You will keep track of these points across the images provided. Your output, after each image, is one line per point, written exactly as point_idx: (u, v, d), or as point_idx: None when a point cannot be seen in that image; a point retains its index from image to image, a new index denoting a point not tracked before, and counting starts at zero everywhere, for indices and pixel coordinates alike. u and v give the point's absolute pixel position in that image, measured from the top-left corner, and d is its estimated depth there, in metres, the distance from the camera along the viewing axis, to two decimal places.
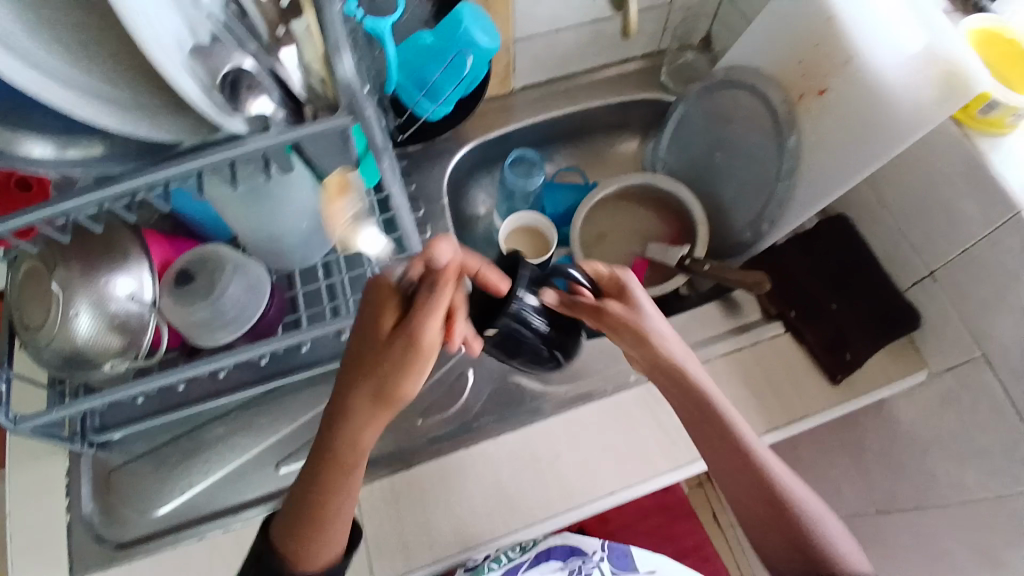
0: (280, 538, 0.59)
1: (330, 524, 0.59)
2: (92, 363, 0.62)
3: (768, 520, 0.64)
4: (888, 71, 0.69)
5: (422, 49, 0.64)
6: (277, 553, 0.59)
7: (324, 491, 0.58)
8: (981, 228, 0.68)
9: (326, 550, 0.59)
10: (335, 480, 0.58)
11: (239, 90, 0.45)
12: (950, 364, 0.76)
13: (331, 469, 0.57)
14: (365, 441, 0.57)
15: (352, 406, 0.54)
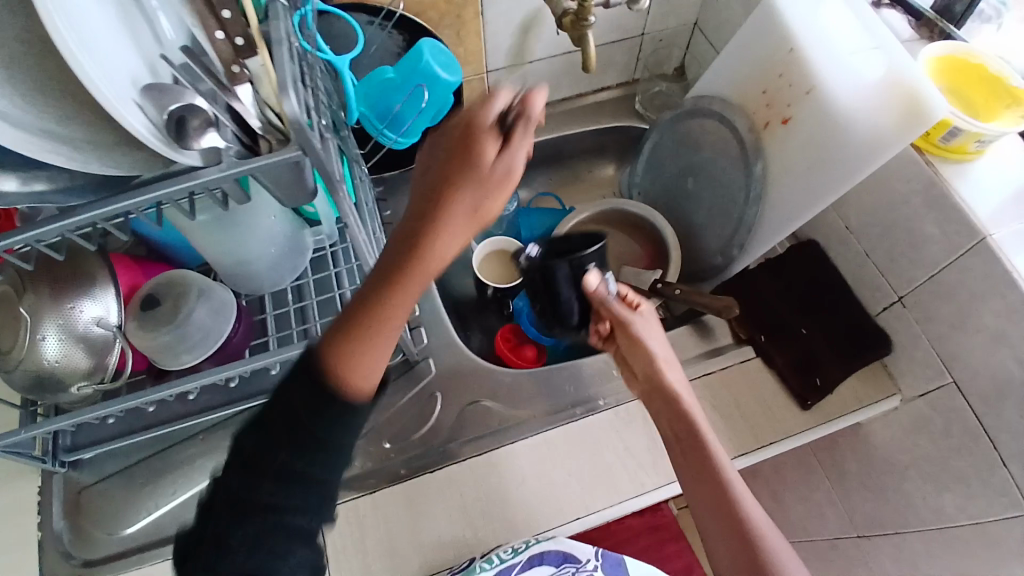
0: (327, 343, 0.48)
1: (376, 351, 0.48)
2: (58, 386, 0.64)
3: (720, 526, 0.60)
4: (846, 99, 0.70)
5: (384, 83, 0.66)
6: (317, 387, 0.46)
7: (391, 293, 0.48)
8: (945, 251, 0.68)
9: (373, 358, 0.48)
10: (401, 294, 0.48)
11: (187, 127, 0.48)
12: (922, 389, 0.76)
13: (410, 268, 0.47)
14: (448, 251, 0.48)
15: (452, 205, 0.47)
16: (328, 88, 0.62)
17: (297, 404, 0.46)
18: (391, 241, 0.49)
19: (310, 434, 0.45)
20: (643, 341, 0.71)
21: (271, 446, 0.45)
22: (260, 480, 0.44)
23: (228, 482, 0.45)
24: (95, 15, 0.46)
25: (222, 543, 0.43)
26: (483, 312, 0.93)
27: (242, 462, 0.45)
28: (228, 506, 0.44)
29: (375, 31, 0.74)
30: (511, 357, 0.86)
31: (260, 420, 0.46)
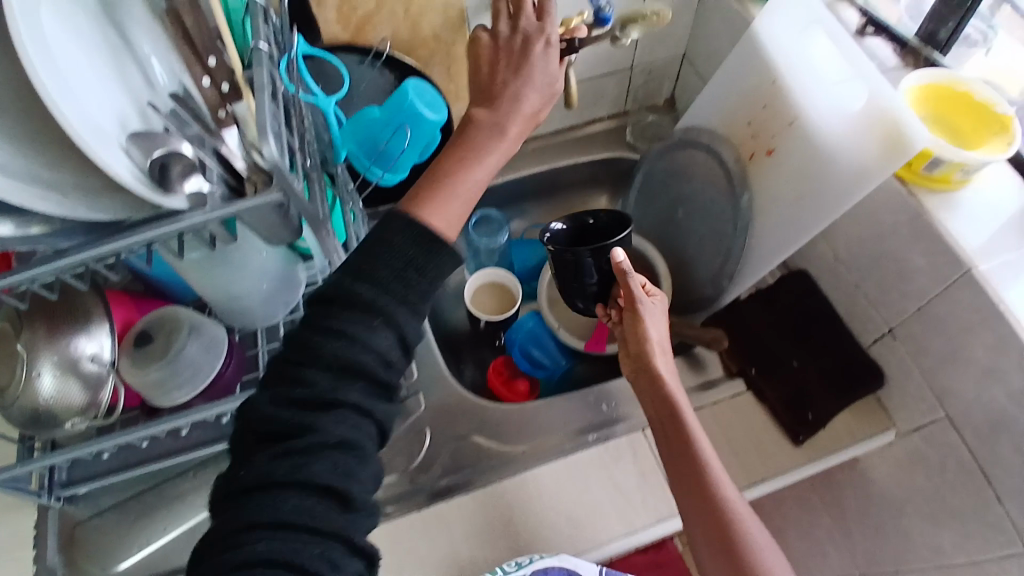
0: (416, 197, 0.53)
1: (455, 204, 0.53)
2: (52, 423, 0.63)
3: (704, 514, 0.63)
4: (831, 131, 0.70)
5: (369, 121, 0.68)
6: (418, 236, 0.50)
7: (473, 158, 0.55)
8: (933, 284, 0.68)
9: (454, 211, 0.53)
10: (481, 163, 0.55)
11: (172, 171, 0.49)
12: (916, 423, 0.74)
13: (489, 140, 0.56)
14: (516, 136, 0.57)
15: (524, 98, 0.57)
16: (313, 129, 0.64)
17: (401, 254, 0.49)
18: (464, 123, 0.57)
19: (412, 285, 0.49)
20: (646, 324, 0.69)
21: (379, 294, 0.48)
22: (361, 322, 0.48)
23: (333, 326, 0.47)
24: (82, 68, 0.47)
25: (328, 400, 0.46)
26: (478, 344, 0.94)
27: (342, 309, 0.48)
28: (336, 361, 0.47)
29: (364, 70, 0.75)
30: (504, 392, 0.86)
31: (362, 265, 0.49)
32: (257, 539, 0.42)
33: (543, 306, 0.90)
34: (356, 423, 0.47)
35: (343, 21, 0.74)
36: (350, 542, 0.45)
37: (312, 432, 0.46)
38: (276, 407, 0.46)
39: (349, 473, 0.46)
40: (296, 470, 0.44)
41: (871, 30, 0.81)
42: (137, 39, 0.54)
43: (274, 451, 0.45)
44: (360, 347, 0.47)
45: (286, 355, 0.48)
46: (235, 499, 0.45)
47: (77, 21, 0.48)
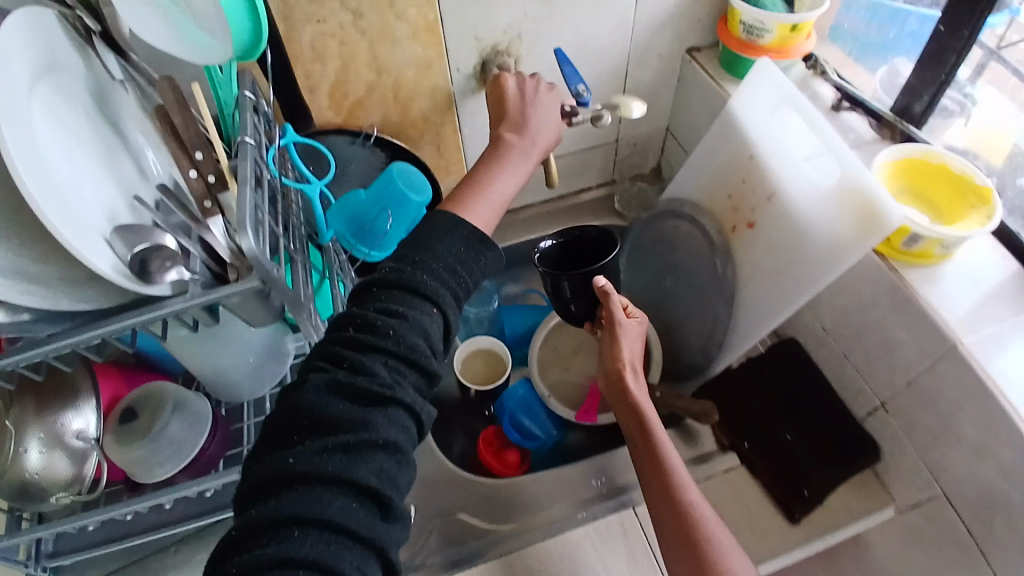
0: (461, 199, 0.60)
1: (490, 208, 0.61)
2: (36, 498, 0.62)
3: (666, 511, 0.64)
4: (807, 207, 0.71)
5: (358, 204, 0.70)
6: (469, 238, 0.56)
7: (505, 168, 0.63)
8: (919, 358, 0.67)
9: (490, 212, 0.61)
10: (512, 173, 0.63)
11: (149, 264, 0.50)
12: (914, 499, 0.72)
13: (518, 154, 0.64)
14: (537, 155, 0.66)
15: (541, 130, 0.66)
16: (298, 215, 0.67)
17: (455, 252, 0.55)
18: (495, 141, 0.65)
19: (463, 284, 0.55)
20: (619, 342, 0.73)
21: (438, 287, 0.53)
22: (419, 310, 0.52)
23: (395, 310, 0.51)
24: (74, 169, 0.49)
25: (385, 394, 0.48)
26: (468, 413, 0.93)
27: (404, 298, 0.52)
28: (395, 351, 0.50)
29: (357, 149, 0.78)
30: (492, 463, 0.85)
31: (423, 263, 0.54)
32: (302, 534, 0.42)
33: (534, 375, 0.89)
34: (403, 423, 0.49)
35: (335, 105, 0.75)
36: (382, 554, 0.44)
37: (366, 428, 0.46)
38: (331, 395, 0.47)
39: (393, 477, 0.46)
40: (349, 463, 0.45)
41: (847, 104, 0.84)
42: (133, 137, 0.58)
43: (326, 442, 0.45)
44: (418, 336, 0.51)
45: (343, 338, 0.50)
46: (280, 489, 0.44)
47: (73, 125, 0.51)
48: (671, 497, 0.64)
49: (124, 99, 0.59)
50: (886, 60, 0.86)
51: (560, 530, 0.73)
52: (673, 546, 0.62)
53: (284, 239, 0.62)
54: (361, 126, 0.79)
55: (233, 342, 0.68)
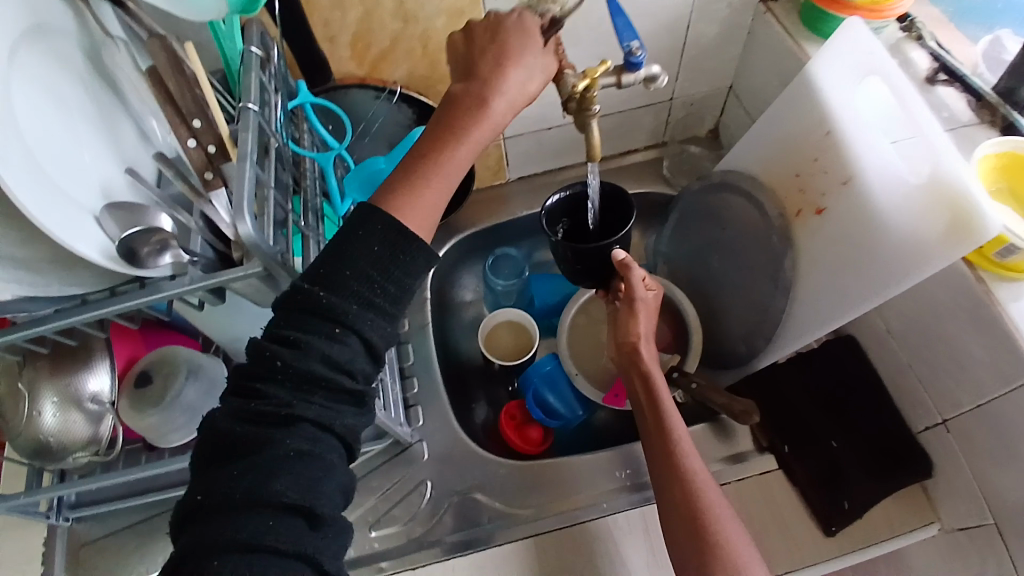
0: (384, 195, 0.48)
1: (428, 200, 0.49)
2: (56, 457, 0.64)
3: (672, 488, 0.61)
4: (890, 199, 0.63)
5: (375, 173, 0.67)
6: (386, 233, 0.46)
7: (453, 141, 0.48)
8: (993, 381, 0.60)
9: (427, 212, 0.48)
10: (461, 146, 0.48)
11: (139, 251, 0.47)
12: (961, 522, 0.67)
13: (471, 117, 0.48)
14: (501, 110, 0.49)
15: (508, 79, 0.48)
16: (313, 182, 0.63)
17: (368, 254, 0.46)
18: (446, 102, 0.49)
19: (381, 289, 0.46)
20: (637, 316, 0.70)
21: (340, 303, 0.45)
22: (320, 335, 0.45)
23: (288, 337, 0.45)
24: (67, 140, 0.46)
25: (284, 412, 0.44)
26: (490, 383, 0.90)
27: (303, 322, 0.45)
28: (294, 378, 0.44)
29: (381, 105, 0.73)
30: (514, 438, 0.82)
31: (327, 274, 0.45)
32: (220, 562, 0.39)
33: (561, 350, 0.85)
34: (318, 434, 0.44)
35: (358, 58, 0.71)
36: (316, 565, 0.41)
37: (273, 445, 0.43)
38: (234, 422, 0.44)
39: (317, 487, 0.43)
40: (258, 484, 0.41)
41: (943, 77, 0.72)
42: (130, 100, 0.55)
43: (234, 468, 0.43)
44: (319, 362, 0.44)
45: (243, 370, 0.46)
46: (197, 522, 0.42)
47: (63, 93, 0.47)
48: (683, 480, 0.60)
49: (115, 56, 0.54)
50: (989, 31, 0.76)
51: (581, 516, 0.72)
52: (679, 522, 0.59)
53: (295, 213, 0.58)
54: (386, 81, 0.73)
55: (248, 314, 0.64)
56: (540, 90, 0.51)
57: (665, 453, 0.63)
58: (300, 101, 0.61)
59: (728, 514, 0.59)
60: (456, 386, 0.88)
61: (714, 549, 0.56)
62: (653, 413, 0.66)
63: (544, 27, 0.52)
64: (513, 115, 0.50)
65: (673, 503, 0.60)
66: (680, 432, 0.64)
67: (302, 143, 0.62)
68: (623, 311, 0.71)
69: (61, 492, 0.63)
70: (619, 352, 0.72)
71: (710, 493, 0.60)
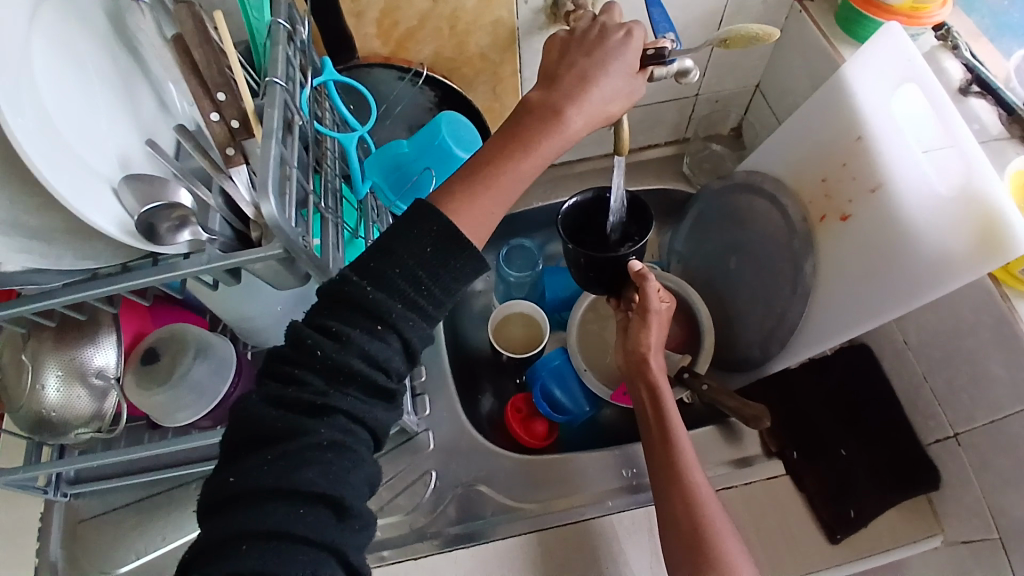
0: (449, 193, 0.50)
1: (484, 206, 0.50)
2: (58, 432, 0.63)
3: (671, 500, 0.60)
4: (918, 210, 0.62)
5: (397, 157, 0.65)
6: (439, 235, 0.47)
7: (522, 149, 0.50)
8: (1012, 400, 0.59)
9: (483, 215, 0.49)
10: (530, 156, 0.50)
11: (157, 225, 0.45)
12: (965, 535, 0.67)
13: (545, 128, 0.50)
14: (576, 126, 0.51)
15: (597, 89, 0.51)
16: (333, 162, 0.61)
17: (418, 255, 0.47)
18: (522, 108, 0.52)
19: (427, 291, 0.47)
20: (649, 326, 0.69)
21: (386, 300, 0.46)
22: (363, 330, 0.46)
23: (330, 328, 0.46)
24: (87, 109, 0.45)
25: (320, 402, 0.45)
26: (498, 374, 0.90)
27: (346, 316, 0.46)
28: (333, 370, 0.45)
29: (404, 87, 0.71)
30: (520, 432, 0.81)
31: (376, 270, 0.46)
32: (247, 547, 0.39)
33: (571, 345, 0.84)
34: (351, 427, 0.45)
35: (384, 36, 0.70)
36: (343, 559, 0.42)
37: (306, 434, 0.44)
38: (267, 407, 0.45)
39: (342, 478, 0.43)
40: (289, 472, 0.42)
41: (976, 89, 0.71)
42: (152, 69, 0.53)
43: (266, 454, 0.43)
44: (358, 357, 0.45)
45: (281, 355, 0.47)
46: (225, 507, 0.42)
47: (84, 61, 0.45)
48: (684, 493, 0.60)
49: (139, 22, 0.52)
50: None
51: (585, 513, 0.72)
52: (680, 534, 0.58)
53: (316, 194, 0.56)
54: (411, 62, 0.71)
55: (260, 294, 0.63)
56: (619, 113, 0.53)
57: (669, 464, 0.62)
58: (324, 78, 0.58)
59: (727, 530, 0.58)
60: (464, 376, 0.88)
61: (712, 559, 0.56)
62: (658, 423, 0.65)
63: (645, 55, 0.54)
64: (587, 133, 0.52)
65: (674, 514, 0.59)
66: (683, 444, 0.63)
67: (324, 122, 0.60)
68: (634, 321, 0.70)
69: (61, 469, 0.62)
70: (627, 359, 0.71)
71: (710, 509, 0.59)
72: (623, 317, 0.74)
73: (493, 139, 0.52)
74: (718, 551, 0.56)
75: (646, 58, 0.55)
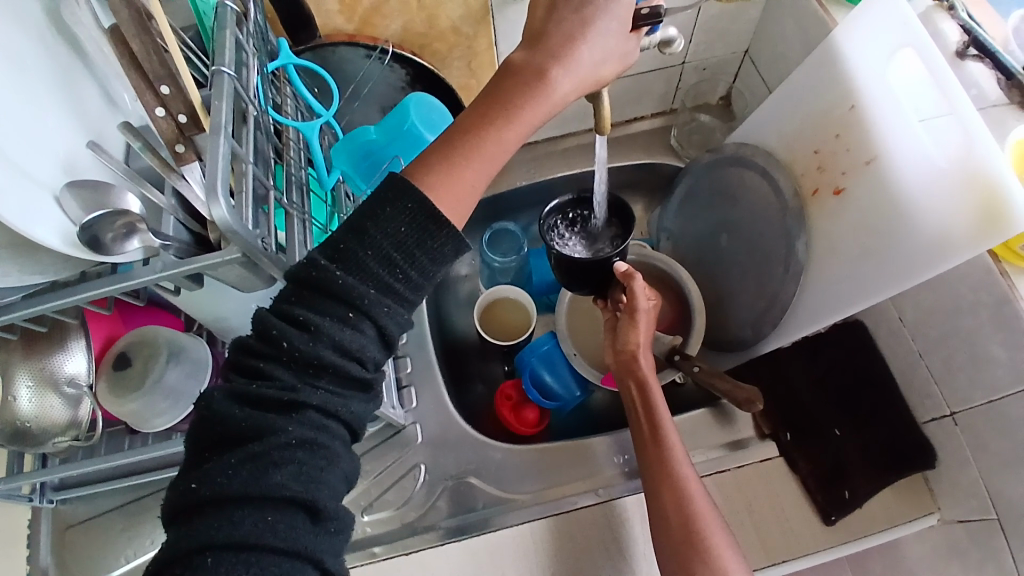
0: (424, 165, 0.47)
1: (466, 180, 0.47)
2: (36, 441, 0.60)
3: (661, 498, 0.59)
4: (915, 185, 0.59)
5: (363, 145, 0.62)
6: (416, 213, 0.44)
7: (505, 117, 0.47)
8: (1011, 381, 0.58)
9: (466, 191, 0.47)
10: (512, 124, 0.47)
11: (104, 238, 0.42)
12: (961, 515, 0.66)
13: (529, 93, 0.47)
14: (561, 90, 0.47)
15: (584, 52, 0.47)
16: (297, 153, 0.58)
17: (394, 235, 0.44)
18: (502, 72, 0.48)
19: (403, 275, 0.45)
20: (639, 325, 0.66)
21: (358, 286, 0.43)
22: (335, 318, 0.43)
23: (298, 317, 0.43)
24: (20, 112, 0.41)
25: (288, 399, 0.42)
26: (485, 359, 0.89)
27: (315, 303, 0.43)
28: (302, 360, 0.42)
29: (373, 66, 0.67)
30: (510, 418, 0.79)
31: (347, 253, 0.43)
32: (215, 559, 0.38)
33: (561, 329, 0.81)
34: (324, 422, 0.43)
35: (347, 12, 0.67)
36: (318, 564, 0.40)
37: (274, 434, 0.41)
38: (231, 404, 0.42)
39: (316, 479, 0.41)
40: (258, 477, 0.40)
41: (974, 52, 0.68)
42: (91, 59, 0.48)
43: (231, 457, 0.41)
44: (329, 348, 0.43)
45: (245, 347, 0.44)
46: (191, 515, 0.40)
47: (17, 54, 0.41)
48: (674, 489, 0.59)
49: (77, 14, 0.47)
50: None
51: (577, 503, 0.70)
52: (670, 530, 0.57)
53: (278, 189, 0.53)
54: (377, 38, 0.67)
55: (230, 295, 0.59)
56: (609, 77, 0.50)
57: (659, 457, 0.61)
58: (282, 62, 0.55)
59: (716, 521, 0.57)
60: (452, 363, 0.86)
61: (702, 552, 0.55)
62: (646, 416, 0.64)
63: (639, 15, 0.49)
64: (575, 98, 0.49)
65: (662, 506, 0.59)
66: (674, 439, 0.62)
67: (285, 109, 0.57)
68: (622, 322, 0.68)
69: (41, 479, 0.60)
70: (616, 358, 0.69)
71: (697, 502, 0.58)
72: (610, 315, 0.72)
73: (472, 106, 0.49)
74: (707, 544, 0.55)
75: (642, 17, 0.50)
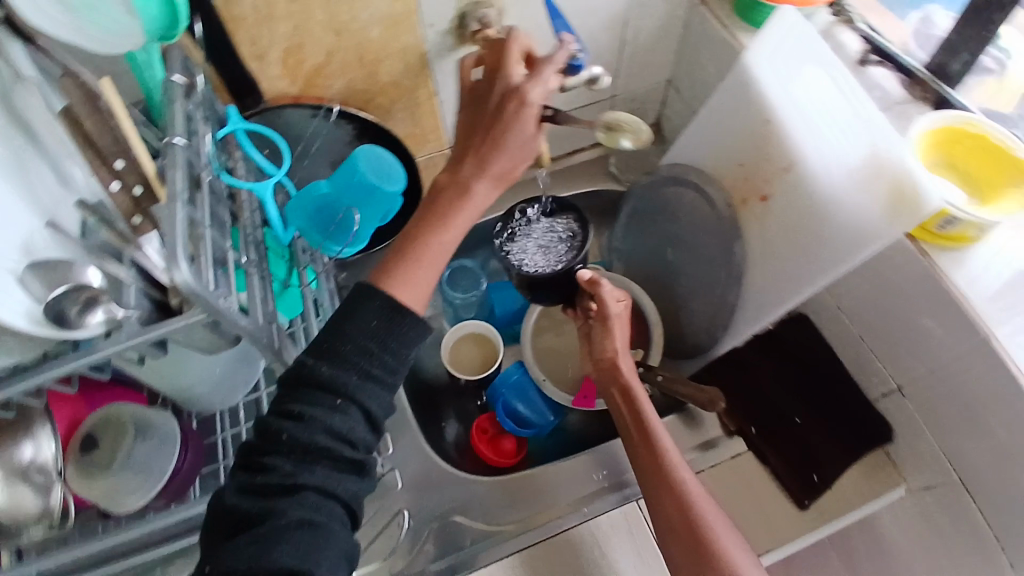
0: (382, 269, 0.49)
1: (418, 279, 0.49)
2: (8, 536, 0.57)
3: (663, 497, 0.61)
4: (831, 182, 0.65)
5: (317, 200, 0.64)
6: (384, 306, 0.47)
7: (442, 221, 0.50)
8: (947, 351, 0.63)
9: (423, 288, 0.49)
10: (450, 227, 0.50)
11: (66, 314, 0.42)
12: (928, 481, 0.69)
13: (463, 201, 0.51)
14: (482, 198, 0.51)
15: (499, 157, 0.51)
16: (252, 214, 0.59)
17: (367, 327, 0.46)
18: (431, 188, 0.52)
19: (380, 361, 0.46)
20: (613, 332, 0.69)
21: (341, 374, 0.45)
22: (324, 407, 0.45)
23: (293, 411, 0.44)
24: None
25: (289, 483, 0.43)
26: (459, 397, 0.89)
27: (306, 395, 0.45)
28: (298, 449, 0.44)
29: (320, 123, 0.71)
30: (487, 453, 0.81)
31: (330, 349, 0.46)
32: None
33: (528, 358, 0.84)
34: (322, 502, 0.43)
35: (291, 75, 0.68)
36: None
37: (275, 517, 0.42)
38: (236, 497, 0.44)
39: (310, 554, 0.40)
40: (260, 554, 0.40)
41: (875, 58, 0.76)
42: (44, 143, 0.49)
43: (236, 541, 0.41)
44: (322, 434, 0.44)
45: (249, 447, 0.46)
46: None
47: None
48: (672, 490, 0.61)
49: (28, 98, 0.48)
50: (916, 8, 0.80)
51: (564, 524, 0.71)
52: (677, 528, 0.59)
53: (235, 249, 0.54)
54: (323, 99, 0.71)
55: (194, 362, 0.59)
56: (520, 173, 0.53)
57: (650, 464, 0.63)
58: (231, 128, 0.57)
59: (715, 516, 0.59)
60: (425, 405, 0.87)
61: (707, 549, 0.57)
62: (634, 421, 0.66)
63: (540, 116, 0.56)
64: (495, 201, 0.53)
65: (662, 506, 0.61)
66: (663, 439, 0.64)
67: (238, 172, 0.59)
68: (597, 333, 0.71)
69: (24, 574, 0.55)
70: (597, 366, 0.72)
71: (696, 498, 0.60)
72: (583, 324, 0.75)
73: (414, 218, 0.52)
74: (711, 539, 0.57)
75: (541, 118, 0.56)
